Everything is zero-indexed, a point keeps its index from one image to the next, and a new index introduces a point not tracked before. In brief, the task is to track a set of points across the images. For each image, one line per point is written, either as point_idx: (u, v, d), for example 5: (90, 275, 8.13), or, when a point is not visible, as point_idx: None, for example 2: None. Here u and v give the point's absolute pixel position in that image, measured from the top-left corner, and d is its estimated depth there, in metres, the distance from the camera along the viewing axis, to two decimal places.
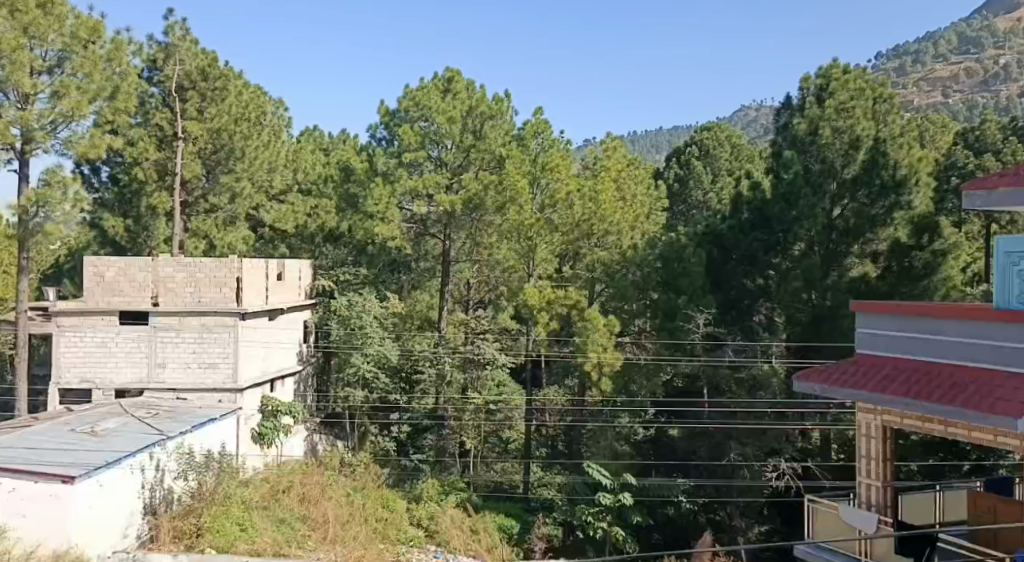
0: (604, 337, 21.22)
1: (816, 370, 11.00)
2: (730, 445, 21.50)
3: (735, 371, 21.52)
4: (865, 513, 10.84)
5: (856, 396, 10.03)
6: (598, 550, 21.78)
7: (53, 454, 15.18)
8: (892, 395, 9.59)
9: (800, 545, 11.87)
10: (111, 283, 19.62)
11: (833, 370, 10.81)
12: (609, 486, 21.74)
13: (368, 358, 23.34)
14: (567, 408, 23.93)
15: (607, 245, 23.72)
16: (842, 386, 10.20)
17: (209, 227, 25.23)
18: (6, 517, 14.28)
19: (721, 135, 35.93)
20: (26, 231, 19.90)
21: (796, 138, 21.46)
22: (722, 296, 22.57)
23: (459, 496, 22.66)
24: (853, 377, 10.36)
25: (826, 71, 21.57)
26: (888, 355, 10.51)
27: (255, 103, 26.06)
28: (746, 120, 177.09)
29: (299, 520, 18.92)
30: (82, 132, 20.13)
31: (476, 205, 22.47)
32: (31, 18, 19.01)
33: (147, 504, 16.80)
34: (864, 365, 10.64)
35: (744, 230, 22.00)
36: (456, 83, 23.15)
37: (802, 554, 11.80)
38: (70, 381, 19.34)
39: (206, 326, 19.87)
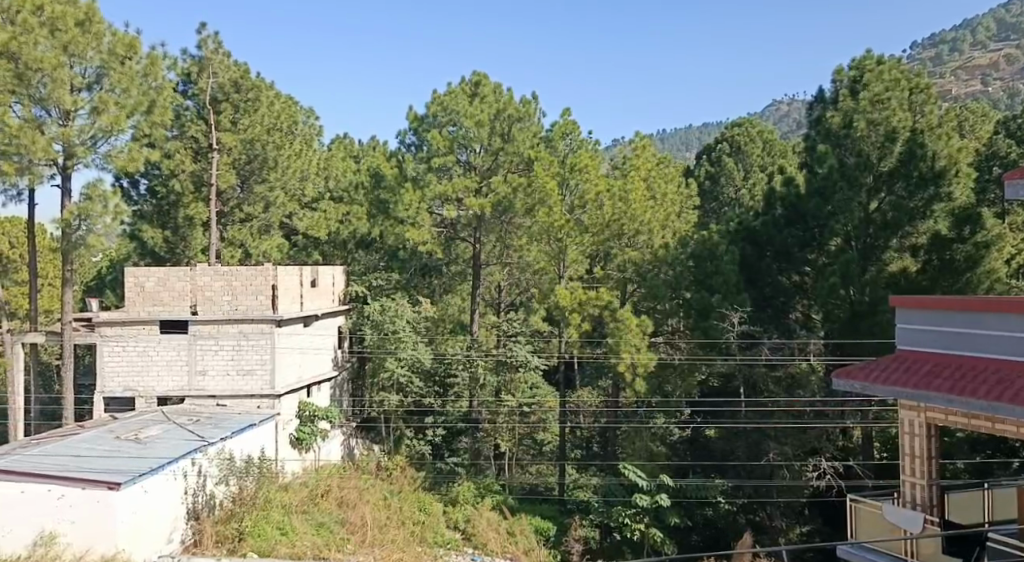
0: (637, 338, 21.14)
1: (856, 367, 11.09)
2: (768, 445, 21.24)
3: (772, 370, 21.27)
4: (909, 512, 10.85)
5: (899, 393, 10.15)
6: (636, 553, 21.64)
7: (100, 462, 15.56)
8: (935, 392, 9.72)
9: (841, 544, 11.82)
10: (151, 293, 20.03)
11: (874, 368, 10.90)
12: (646, 488, 21.60)
13: (402, 363, 23.66)
14: (602, 409, 24.03)
15: (638, 246, 23.02)
16: (885, 383, 10.30)
17: (244, 236, 25.86)
18: (56, 523, 14.67)
19: (752, 130, 35.44)
20: (69, 244, 20.44)
21: (830, 133, 21.08)
22: (756, 293, 21.90)
23: (495, 499, 22.73)
24: (897, 374, 10.43)
25: (860, 61, 20.87)
26: (932, 351, 10.58)
27: (287, 112, 26.46)
28: (782, 114, 174.91)
29: (338, 523, 19.14)
30: (121, 146, 20.65)
31: (506, 207, 22.77)
32: (70, 37, 19.56)
33: (190, 509, 17.17)
34: (907, 362, 10.71)
35: (779, 226, 21.38)
36: (484, 87, 23.27)
37: (844, 554, 11.75)
38: (113, 389, 19.80)
39: (244, 333, 20.20)
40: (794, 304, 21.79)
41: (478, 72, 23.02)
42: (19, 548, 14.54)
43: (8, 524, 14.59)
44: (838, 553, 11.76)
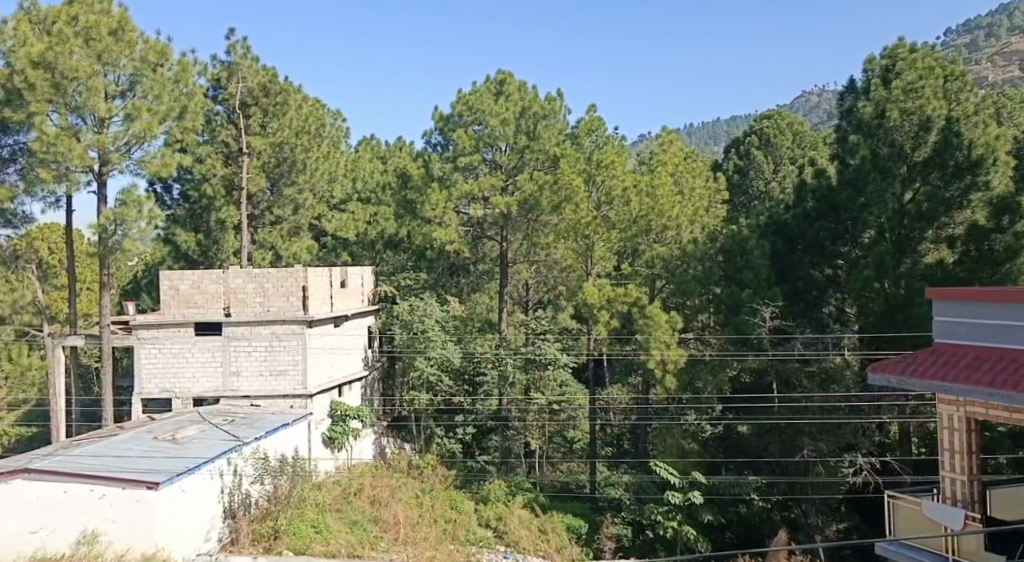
0: (667, 334, 21.03)
1: (892, 363, 11.41)
2: (803, 442, 21.07)
3: (805, 365, 20.97)
4: (950, 510, 10.96)
5: (936, 386, 10.48)
6: (670, 550, 21.58)
7: (139, 462, 15.88)
8: (971, 384, 10.05)
9: (882, 542, 11.79)
10: (185, 295, 20.36)
11: (909, 363, 11.22)
12: (678, 485, 21.52)
13: (432, 362, 23.83)
14: (634, 407, 23.89)
15: (667, 241, 22.68)
16: (921, 378, 10.63)
17: (275, 238, 26.18)
18: (98, 522, 14.99)
19: (781, 123, 34.94)
20: (106, 249, 20.88)
21: (862, 123, 20.52)
22: (788, 288, 21.60)
23: (526, 497, 22.76)
24: (933, 368, 10.76)
25: (892, 50, 20.43)
26: (970, 343, 10.90)
27: (315, 115, 26.74)
28: (813, 105, 173.48)
29: (371, 522, 19.32)
30: (154, 152, 21.02)
31: (533, 205, 22.99)
32: (104, 45, 20.00)
33: (226, 508, 17.41)
34: (944, 354, 11.05)
35: (810, 219, 21.01)
36: (509, 85, 23.34)
37: (885, 552, 11.75)
38: (151, 391, 20.19)
39: (276, 334, 20.50)
40: (828, 297, 21.39)
41: (503, 70, 23.08)
42: (64, 546, 14.89)
43: (52, 523, 14.93)
44: (876, 552, 11.90)
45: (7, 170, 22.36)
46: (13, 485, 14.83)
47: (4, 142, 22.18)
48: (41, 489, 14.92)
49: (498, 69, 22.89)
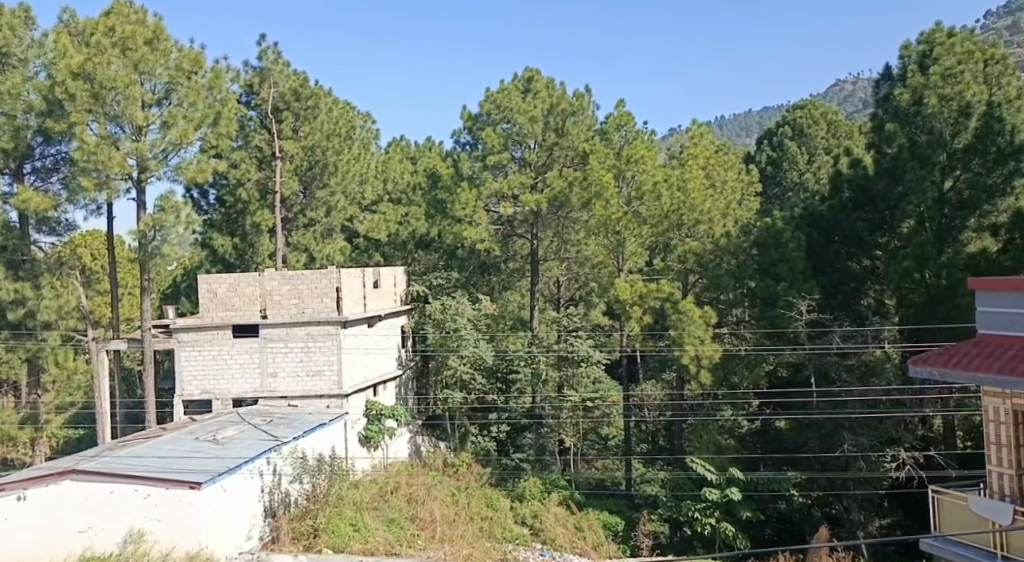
0: (700, 329, 20.89)
1: (936, 355, 11.53)
2: (843, 436, 20.69)
3: (844, 359, 20.71)
4: (998, 504, 10.76)
5: (980, 379, 10.62)
6: (708, 547, 21.41)
7: (182, 462, 16.23)
8: (1016, 377, 10.17)
9: (927, 538, 11.85)
10: (224, 299, 20.76)
11: (952, 355, 11.33)
12: (715, 482, 21.38)
13: (465, 360, 23.95)
14: (667, 403, 23.88)
15: (699, 236, 22.58)
16: (966, 370, 10.76)
17: (308, 241, 26.46)
18: (143, 521, 15.33)
19: (816, 112, 34.21)
20: (146, 254, 21.33)
21: (899, 110, 20.03)
22: (825, 281, 21.21)
23: (561, 494, 22.77)
24: (978, 361, 10.89)
25: (929, 35, 19.89)
26: (1017, 335, 10.98)
27: (345, 118, 27.04)
28: (850, 93, 171.35)
29: (408, 520, 19.43)
30: (190, 158, 21.42)
31: (562, 203, 23.00)
32: (140, 55, 20.43)
33: (267, 507, 17.70)
34: (990, 346, 11.14)
35: (847, 209, 20.66)
36: (537, 83, 23.38)
37: (932, 548, 11.76)
38: (192, 392, 20.58)
39: (312, 335, 20.72)
40: (867, 289, 20.92)
41: (530, 68, 23.07)
42: (112, 545, 15.25)
43: (100, 523, 15.31)
44: (921, 546, 11.95)
45: (51, 179, 23.04)
46: (63, 485, 15.26)
47: (48, 151, 22.92)
48: (89, 489, 15.32)
49: (526, 67, 22.91)
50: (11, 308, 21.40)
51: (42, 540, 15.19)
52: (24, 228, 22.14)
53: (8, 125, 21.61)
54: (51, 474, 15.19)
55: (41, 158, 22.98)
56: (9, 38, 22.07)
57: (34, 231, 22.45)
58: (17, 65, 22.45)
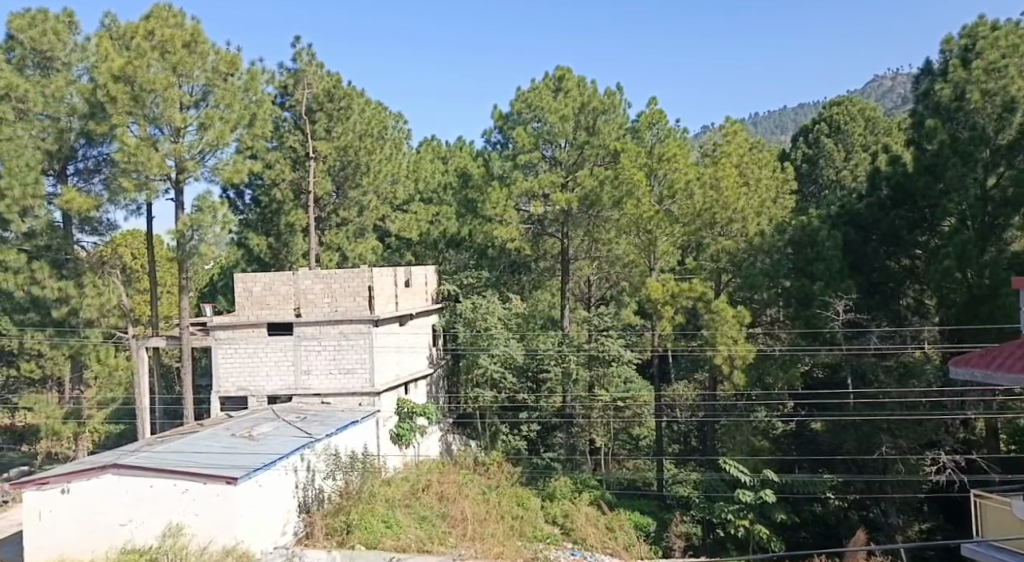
0: (733, 329, 20.75)
1: (977, 355, 11.30)
2: (881, 439, 20.16)
3: (883, 359, 20.31)
4: None
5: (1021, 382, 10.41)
6: (741, 550, 21.05)
7: (219, 457, 16.51)
8: None
9: (967, 544, 11.31)
10: (259, 298, 21.07)
11: (995, 355, 11.08)
12: (749, 483, 21.04)
13: (496, 359, 23.88)
14: (699, 403, 24.02)
15: (732, 235, 22.41)
16: (1005, 371, 10.56)
17: (341, 240, 26.87)
18: (181, 515, 15.63)
19: (853, 108, 33.53)
20: (183, 254, 21.70)
21: (940, 106, 19.52)
22: (863, 280, 20.81)
23: (592, 494, 22.71)
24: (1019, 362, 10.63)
25: (972, 28, 19.26)
26: None
27: (378, 118, 27.32)
28: (891, 89, 168.72)
29: (440, 517, 19.51)
30: (226, 159, 21.77)
31: (593, 201, 22.92)
32: (178, 58, 20.78)
33: (301, 503, 17.93)
34: None
35: (885, 208, 20.27)
36: (568, 81, 23.28)
37: (972, 554, 11.28)
38: (228, 389, 20.90)
39: (344, 334, 20.91)
40: (905, 288, 20.80)
41: (561, 67, 22.99)
42: (151, 538, 15.56)
43: (140, 516, 15.63)
44: (961, 554, 11.42)
45: (93, 181, 23.48)
46: (104, 479, 15.63)
47: (90, 153, 23.45)
48: (129, 483, 15.66)
49: (556, 65, 22.83)
50: (55, 305, 21.99)
51: (83, 533, 15.58)
52: (68, 228, 22.69)
53: (52, 128, 22.33)
54: (93, 468, 15.57)
55: (84, 159, 23.50)
56: (53, 42, 22.66)
57: (77, 231, 23.01)
58: (61, 69, 23.06)
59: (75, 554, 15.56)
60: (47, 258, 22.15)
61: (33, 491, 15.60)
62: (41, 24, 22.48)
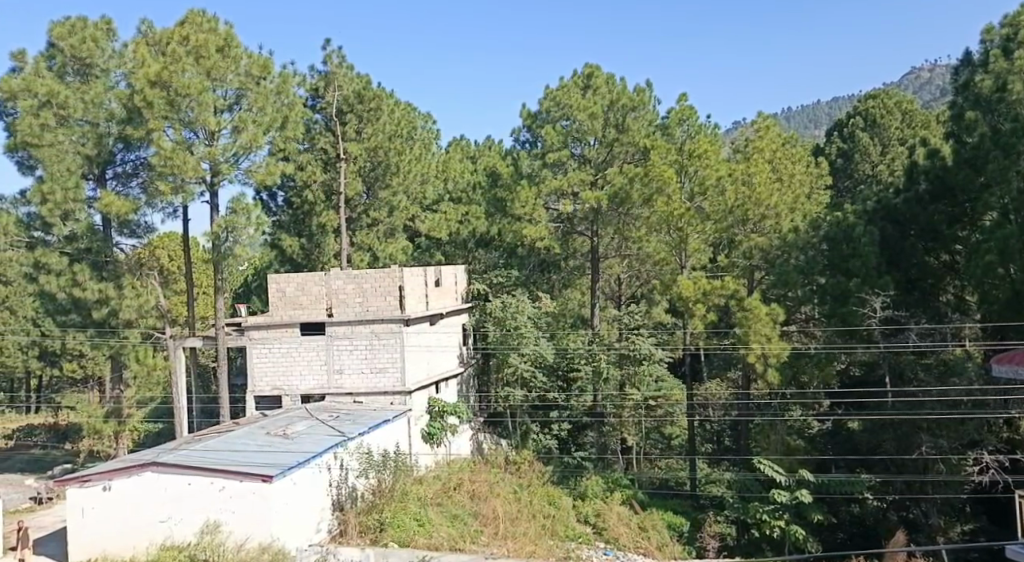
0: (767, 327, 20.57)
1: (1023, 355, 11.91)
2: (920, 438, 19.76)
3: (922, 357, 19.87)
4: None
5: None
6: (777, 551, 20.81)
7: (255, 456, 16.73)
8: None
9: (1009, 544, 11.07)
10: (293, 299, 21.27)
11: None
12: (784, 484, 20.72)
13: (525, 358, 23.87)
14: (733, 403, 23.82)
15: (765, 231, 22.08)
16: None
17: (372, 240, 27.11)
18: (218, 513, 15.87)
19: (889, 101, 32.84)
20: (218, 255, 22.02)
21: (981, 97, 18.63)
22: (901, 276, 20.20)
23: (624, 493, 22.57)
24: None
25: (1014, 17, 18.06)
26: None
27: (406, 119, 27.56)
28: (931, 80, 165.49)
29: (472, 516, 19.54)
30: (259, 161, 22.04)
31: (623, 199, 22.76)
32: (212, 63, 21.11)
33: (335, 500, 18.03)
34: None
35: (923, 202, 19.71)
36: (597, 79, 23.16)
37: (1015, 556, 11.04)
38: (263, 388, 21.16)
39: (375, 333, 21.07)
40: (944, 285, 20.31)
41: (590, 64, 22.88)
42: (189, 535, 15.82)
43: (178, 514, 15.90)
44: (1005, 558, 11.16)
45: (131, 184, 23.95)
46: (144, 477, 15.95)
47: (128, 157, 23.92)
48: (167, 481, 15.94)
49: (584, 63, 22.72)
50: (96, 306, 22.48)
51: (124, 530, 15.90)
52: (107, 231, 23.21)
53: (91, 133, 22.84)
54: (133, 466, 15.90)
55: (122, 163, 23.96)
56: (92, 49, 23.15)
57: (116, 234, 23.47)
58: (100, 75, 23.58)
59: (115, 551, 15.87)
60: (87, 260, 22.68)
61: (76, 488, 16.00)
62: (80, 32, 23.01)
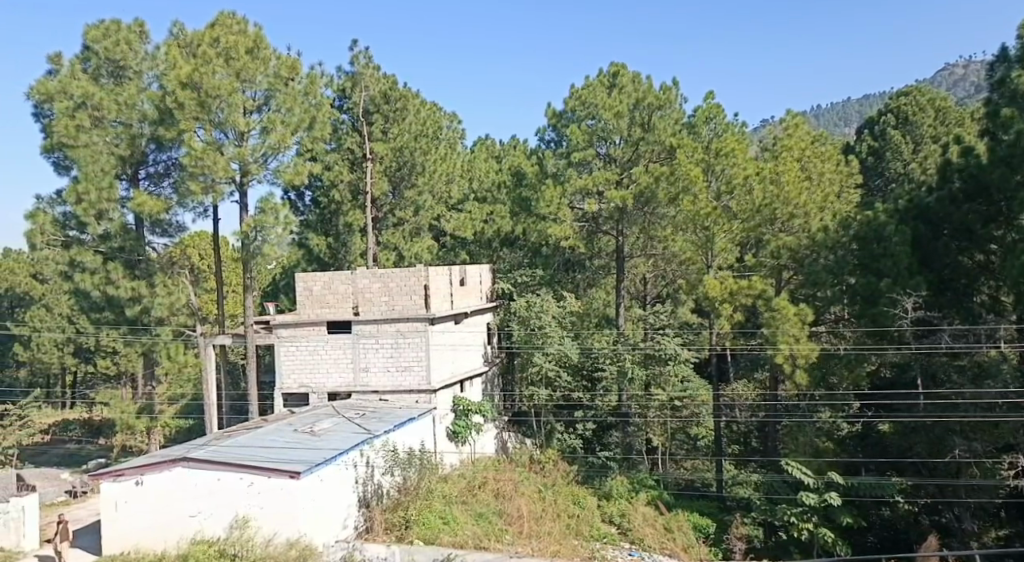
0: (795, 327, 20.29)
1: None
2: (953, 441, 19.43)
3: (955, 359, 19.47)
4: None
5: None
6: (805, 553, 20.37)
7: (282, 453, 16.89)
8: None
9: None
10: (319, 297, 21.45)
11: None
12: (812, 486, 20.50)
13: (550, 358, 23.83)
14: (760, 403, 23.72)
15: (794, 230, 21.78)
16: None
17: (398, 239, 27.27)
18: (248, 508, 16.08)
19: (922, 98, 32.31)
20: (248, 253, 22.30)
21: (1018, 94, 18.02)
22: (933, 276, 19.65)
23: (650, 494, 22.49)
24: None
25: None
26: None
27: (432, 119, 27.73)
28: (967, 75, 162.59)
29: (497, 514, 19.56)
30: (287, 162, 22.23)
31: (649, 198, 22.72)
32: (242, 64, 21.35)
33: (361, 498, 18.13)
34: None
35: (956, 201, 19.08)
36: (622, 77, 22.99)
37: None
38: (291, 386, 21.45)
39: (401, 331, 21.19)
40: (980, 285, 19.47)
41: (615, 62, 22.74)
42: (220, 530, 16.07)
43: (208, 508, 16.12)
44: None
45: (163, 184, 24.37)
46: (175, 471, 16.21)
47: (160, 157, 24.31)
48: (197, 476, 16.17)
49: (610, 61, 22.59)
50: (129, 304, 22.90)
51: (157, 524, 16.20)
52: (140, 230, 23.58)
53: (125, 134, 23.23)
54: (164, 461, 16.16)
55: (154, 164, 24.36)
56: (126, 52, 23.58)
57: (149, 233, 23.87)
58: (133, 77, 23.96)
59: (148, 544, 16.17)
60: (121, 259, 23.12)
61: (110, 482, 16.31)
62: (114, 34, 23.44)
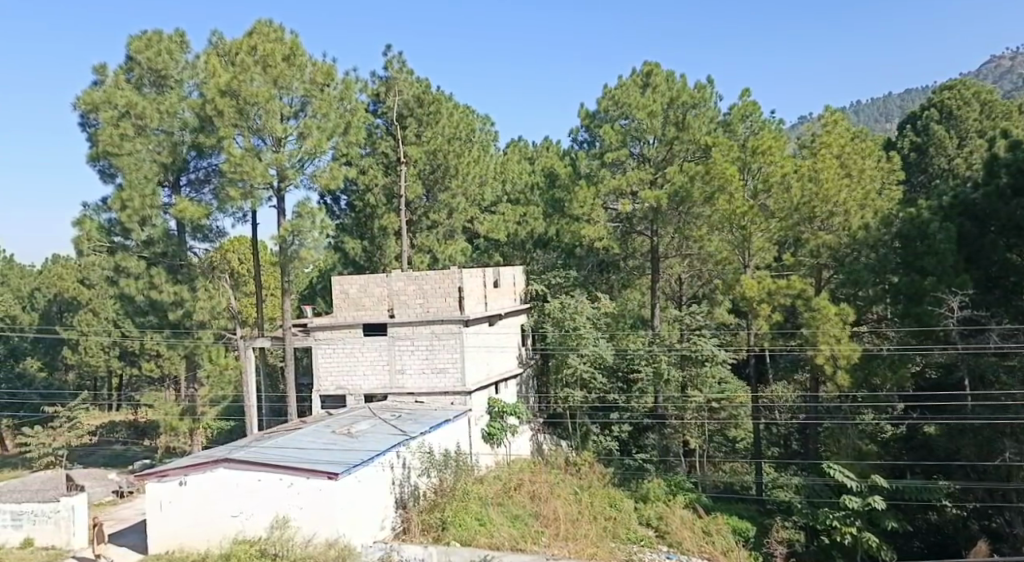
0: (836, 328, 19.90)
1: None
2: (1004, 444, 18.84)
3: (1004, 359, 18.77)
4: None
5: None
6: (848, 558, 19.83)
7: (320, 454, 17.05)
8: None
9: None
10: (355, 300, 21.65)
11: None
12: (855, 489, 19.99)
13: (585, 359, 23.70)
14: (800, 405, 23.20)
15: (833, 229, 21.30)
16: None
17: (432, 243, 27.42)
18: (287, 509, 16.28)
19: (966, 92, 31.56)
20: (285, 258, 22.57)
21: None
22: (980, 274, 19.11)
23: (687, 497, 22.23)
24: None
25: None
26: None
27: (465, 121, 27.84)
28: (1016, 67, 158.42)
29: (533, 517, 19.46)
30: (323, 167, 22.47)
31: (683, 198, 22.45)
32: (279, 71, 21.59)
33: (398, 499, 18.25)
34: None
35: (1004, 197, 18.42)
36: (656, 76, 22.95)
37: None
38: (327, 388, 21.54)
39: (436, 333, 21.28)
40: None
41: (649, 62, 22.64)
42: (260, 530, 16.27)
43: (249, 509, 16.33)
44: None
45: (203, 191, 24.64)
46: (218, 472, 16.44)
47: (200, 164, 24.62)
48: (239, 477, 16.40)
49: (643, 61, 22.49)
50: (171, 308, 23.40)
51: (199, 523, 16.46)
52: (181, 236, 23.95)
53: (166, 141, 23.65)
54: (207, 462, 16.40)
55: (195, 170, 24.68)
56: (167, 61, 24.11)
57: (189, 238, 24.20)
58: (174, 86, 24.46)
59: (191, 543, 16.45)
60: (163, 264, 23.62)
61: (156, 482, 16.59)
62: (156, 45, 23.95)
